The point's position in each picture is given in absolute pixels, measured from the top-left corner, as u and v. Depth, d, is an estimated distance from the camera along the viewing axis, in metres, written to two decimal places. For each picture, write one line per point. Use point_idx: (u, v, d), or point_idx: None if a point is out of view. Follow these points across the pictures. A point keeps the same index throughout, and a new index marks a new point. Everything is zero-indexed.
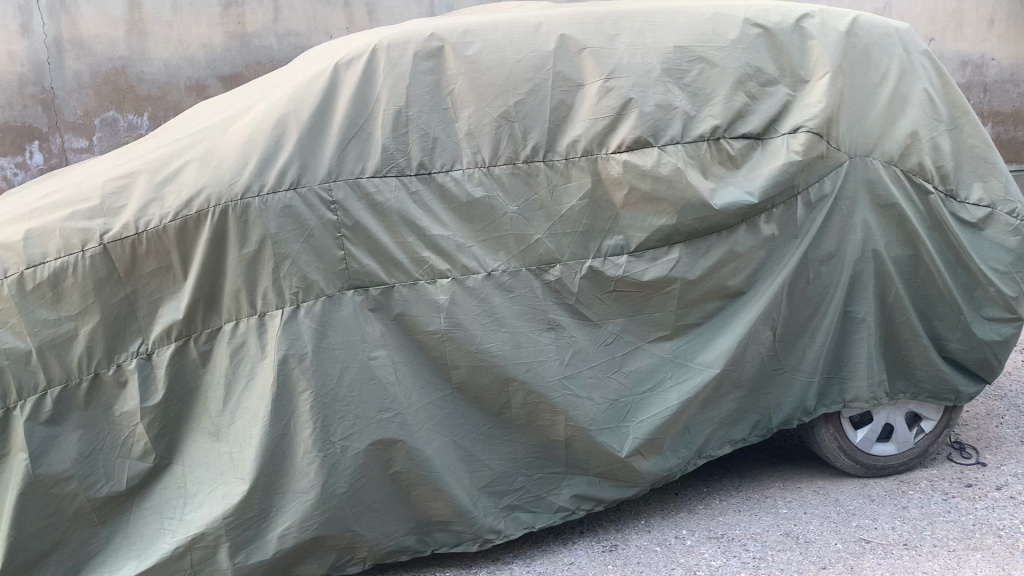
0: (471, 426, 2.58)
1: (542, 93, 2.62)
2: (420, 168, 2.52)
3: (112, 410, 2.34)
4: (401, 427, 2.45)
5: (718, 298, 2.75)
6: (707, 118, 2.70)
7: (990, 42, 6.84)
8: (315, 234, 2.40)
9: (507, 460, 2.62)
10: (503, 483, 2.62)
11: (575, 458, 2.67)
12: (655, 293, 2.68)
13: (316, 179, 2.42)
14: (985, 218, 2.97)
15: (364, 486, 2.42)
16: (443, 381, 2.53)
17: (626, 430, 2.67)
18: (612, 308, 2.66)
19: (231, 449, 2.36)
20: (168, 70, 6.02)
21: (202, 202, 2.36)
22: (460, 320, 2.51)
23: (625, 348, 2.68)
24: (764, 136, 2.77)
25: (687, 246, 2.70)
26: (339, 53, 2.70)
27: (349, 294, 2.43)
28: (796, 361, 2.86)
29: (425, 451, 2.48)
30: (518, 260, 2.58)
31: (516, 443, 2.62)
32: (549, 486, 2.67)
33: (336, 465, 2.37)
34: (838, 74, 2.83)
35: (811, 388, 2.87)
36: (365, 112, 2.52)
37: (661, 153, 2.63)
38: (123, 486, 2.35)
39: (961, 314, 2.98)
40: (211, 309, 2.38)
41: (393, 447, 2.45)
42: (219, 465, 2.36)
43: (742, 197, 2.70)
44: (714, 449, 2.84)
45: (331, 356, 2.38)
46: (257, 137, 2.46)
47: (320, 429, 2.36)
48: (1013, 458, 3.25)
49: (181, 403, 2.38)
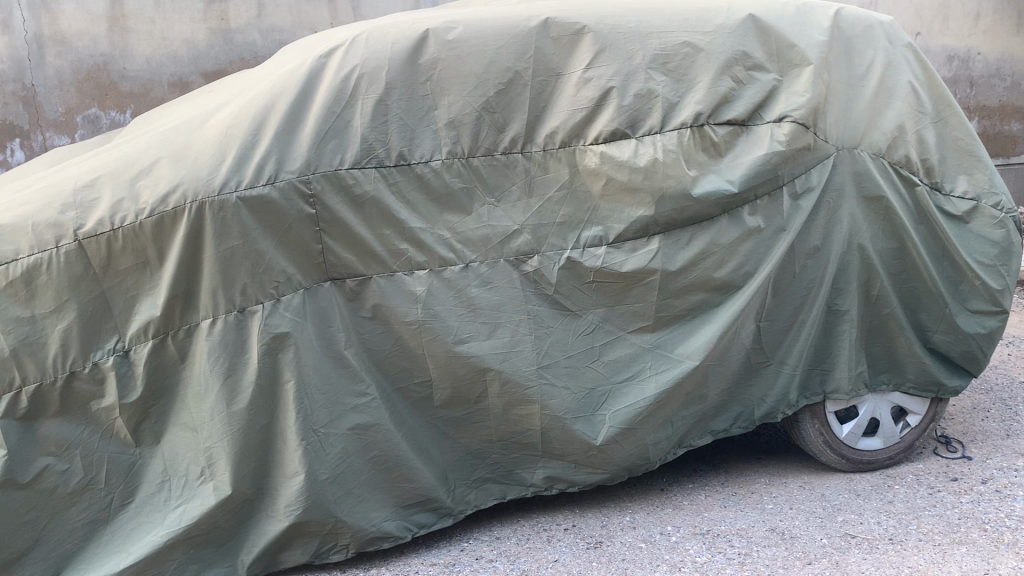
0: (444, 409, 2.59)
1: (521, 82, 2.60)
2: (399, 159, 2.50)
3: (88, 407, 2.31)
4: (377, 410, 2.46)
5: (704, 288, 2.72)
6: (689, 106, 2.68)
7: (976, 36, 6.86)
8: (293, 228, 2.39)
9: (480, 440, 2.64)
10: (474, 459, 2.66)
11: (552, 446, 2.67)
12: (636, 285, 2.66)
13: (295, 172, 2.39)
14: (970, 211, 2.96)
15: (343, 473, 2.42)
16: (419, 370, 2.54)
17: (602, 418, 2.66)
18: (591, 300, 2.65)
19: (210, 446, 2.33)
20: (151, 67, 5.98)
21: (179, 198, 2.32)
22: (437, 312, 2.51)
23: (604, 338, 2.67)
24: (750, 122, 2.75)
25: (668, 237, 2.68)
26: (318, 46, 2.67)
27: (326, 286, 2.43)
28: (780, 355, 2.84)
29: (398, 434, 2.50)
30: (496, 253, 2.57)
31: (490, 428, 2.63)
32: (523, 463, 2.69)
33: (317, 451, 2.38)
34: (822, 65, 2.81)
35: (795, 380, 2.86)
36: (344, 102, 2.50)
37: (639, 144, 2.62)
38: (101, 484, 2.31)
39: (947, 308, 2.96)
40: (189, 305, 2.35)
41: (368, 433, 2.45)
42: (200, 462, 2.33)
43: (720, 185, 2.69)
44: (694, 439, 2.83)
45: (310, 347, 2.38)
46: (234, 129, 2.43)
47: (302, 417, 2.36)
48: (998, 451, 3.25)
49: (159, 400, 2.35)
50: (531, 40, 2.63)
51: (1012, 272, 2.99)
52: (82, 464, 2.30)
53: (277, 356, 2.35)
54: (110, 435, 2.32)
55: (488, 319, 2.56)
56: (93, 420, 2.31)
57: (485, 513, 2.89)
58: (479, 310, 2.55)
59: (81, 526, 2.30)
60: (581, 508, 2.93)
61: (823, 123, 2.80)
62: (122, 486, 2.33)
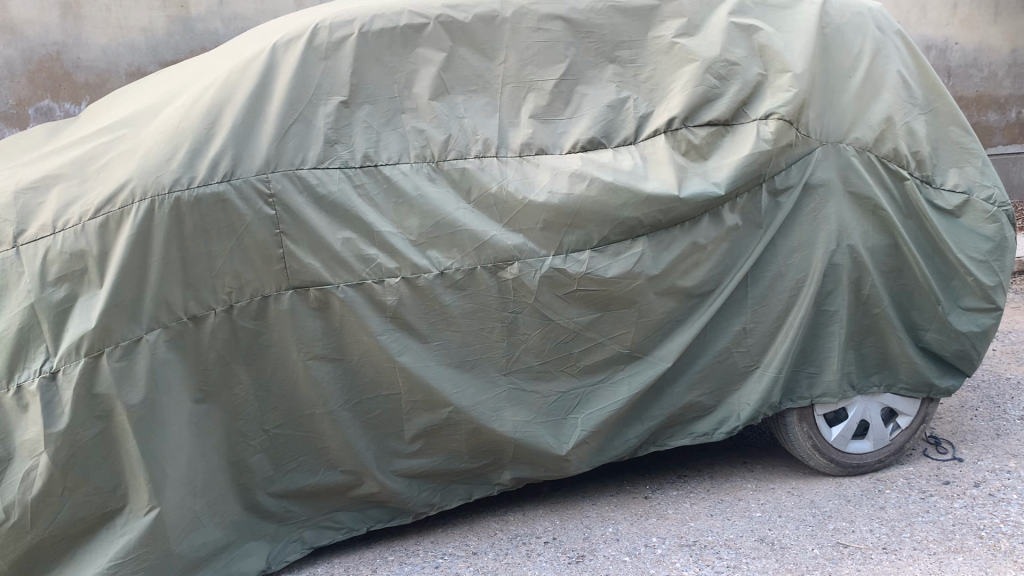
0: (412, 421, 2.43)
1: (487, 91, 2.51)
2: (365, 160, 2.34)
3: (9, 434, 2.07)
4: (336, 420, 2.36)
5: (685, 289, 2.59)
6: (663, 112, 2.59)
7: (953, 25, 6.78)
8: (251, 229, 2.22)
9: (448, 451, 2.50)
10: (444, 470, 2.52)
11: (520, 454, 2.54)
12: (621, 292, 2.51)
13: (252, 169, 2.23)
14: (961, 205, 2.85)
15: (294, 473, 2.37)
16: (389, 383, 2.38)
17: (574, 421, 2.55)
18: (575, 309, 2.49)
19: (151, 468, 2.12)
20: (107, 56, 5.77)
21: (126, 197, 2.15)
22: (408, 320, 2.36)
23: (582, 346, 2.53)
24: (734, 123, 2.64)
25: (651, 239, 2.54)
26: (278, 32, 2.50)
27: (288, 294, 2.26)
28: (763, 355, 2.72)
29: (354, 441, 2.39)
30: (472, 259, 2.40)
31: (454, 437, 2.48)
32: (491, 467, 2.57)
33: (268, 451, 2.33)
34: (813, 59, 2.69)
35: (777, 384, 2.71)
36: (306, 97, 2.34)
37: (616, 153, 2.54)
38: (28, 520, 2.08)
39: (941, 306, 2.85)
40: (128, 320, 2.11)
41: (318, 436, 2.36)
42: (140, 485, 2.12)
43: (706, 187, 2.55)
44: (674, 440, 2.76)
45: (265, 348, 2.27)
46: (187, 124, 2.26)
47: (253, 419, 2.29)
48: (990, 453, 3.15)
49: (91, 427, 2.09)
50: (503, 49, 2.54)
51: (1005, 268, 2.89)
52: (10, 500, 2.06)
53: (230, 366, 2.23)
54: (36, 472, 2.06)
55: (457, 326, 2.41)
56: (17, 450, 2.06)
57: (452, 513, 2.84)
58: (450, 318, 2.39)
59: (11, 558, 2.09)
60: (564, 517, 2.78)
61: (807, 118, 2.67)
62: (49, 522, 2.09)
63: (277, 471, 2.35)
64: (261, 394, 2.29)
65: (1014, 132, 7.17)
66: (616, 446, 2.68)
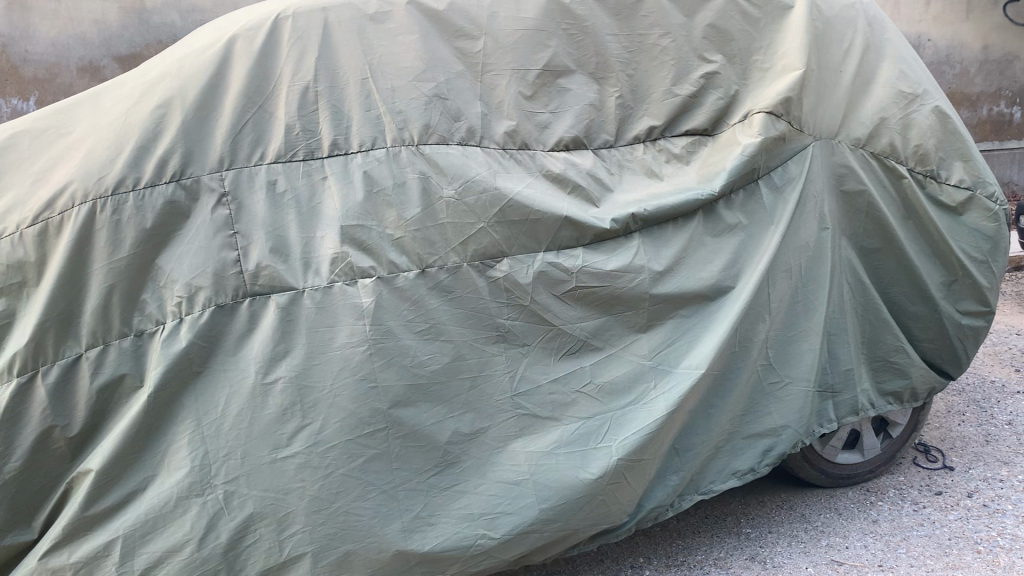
0: (407, 469, 2.08)
1: (468, 75, 2.31)
2: (333, 149, 2.13)
3: None
4: (312, 471, 1.99)
5: (699, 289, 2.40)
6: (642, 118, 2.50)
7: (926, 23, 6.75)
8: (202, 232, 2.01)
9: (461, 518, 2.11)
10: (460, 546, 2.09)
11: (547, 502, 2.16)
12: (624, 290, 2.31)
13: (205, 168, 2.05)
14: (965, 202, 2.75)
15: (251, 547, 1.96)
16: (376, 416, 2.04)
17: (601, 454, 2.22)
18: (573, 311, 2.27)
19: (79, 500, 1.93)
20: (57, 49, 5.64)
21: (66, 201, 1.99)
22: (390, 328, 2.06)
23: (595, 358, 2.30)
24: (713, 132, 2.55)
25: (646, 237, 2.37)
26: (237, 19, 2.32)
27: (246, 303, 2.00)
28: (789, 370, 2.53)
29: (339, 500, 2.01)
30: (457, 256, 2.15)
31: (472, 492, 2.13)
32: (513, 546, 2.14)
33: (219, 515, 1.94)
34: (808, 51, 2.58)
35: (811, 400, 2.55)
36: (265, 90, 2.15)
37: (597, 157, 2.41)
38: None
39: (937, 310, 2.77)
40: (66, 334, 1.95)
41: (289, 494, 1.98)
42: (65, 518, 1.93)
43: (697, 192, 2.42)
44: (713, 483, 2.48)
45: (214, 381, 1.99)
46: (132, 118, 2.08)
47: (197, 469, 1.95)
48: (980, 461, 3.06)
49: (24, 460, 1.92)
50: (480, 37, 2.36)
51: (1000, 269, 2.81)
52: None
53: (180, 406, 1.98)
54: None
55: (448, 338, 2.13)
56: None
57: None
58: (435, 327, 2.11)
59: None
60: (577, 562, 2.54)
61: (800, 113, 2.55)
62: None
63: (228, 543, 1.94)
64: (205, 434, 1.96)
65: (986, 129, 7.15)
66: (656, 497, 2.38)
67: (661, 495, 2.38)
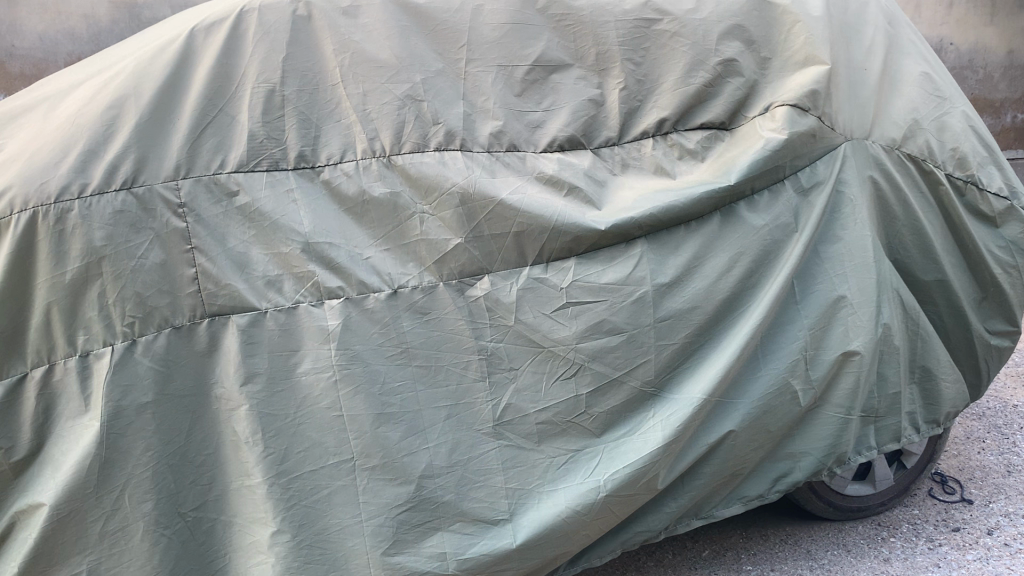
0: (376, 507, 1.87)
1: (448, 73, 2.14)
2: (300, 161, 1.97)
3: None
4: (275, 502, 1.82)
5: (713, 302, 2.15)
6: (652, 111, 2.28)
7: (949, 25, 6.52)
8: (161, 245, 1.85)
9: (433, 560, 1.89)
10: None
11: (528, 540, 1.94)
12: (624, 304, 2.06)
13: (160, 176, 1.88)
14: (1004, 212, 2.53)
15: None
16: (341, 449, 1.87)
17: (598, 485, 2.00)
18: (570, 332, 2.02)
19: (31, 533, 1.76)
20: (44, 44, 5.56)
21: (7, 206, 1.82)
22: (358, 352, 1.89)
23: (596, 385, 2.04)
24: (731, 125, 2.33)
25: (654, 238, 2.14)
26: (201, 11, 2.15)
27: (204, 324, 1.85)
28: (827, 395, 2.28)
29: (302, 536, 1.83)
30: (433, 274, 1.98)
31: (447, 530, 1.92)
32: None
33: (188, 544, 1.81)
34: (830, 44, 2.39)
35: (849, 430, 2.31)
36: (227, 90, 1.99)
37: (597, 158, 2.20)
38: None
39: (969, 328, 2.57)
40: (9, 353, 1.80)
41: (255, 524, 1.84)
42: (18, 550, 1.76)
43: (708, 186, 2.17)
44: (716, 509, 2.26)
45: (177, 404, 1.82)
46: (84, 118, 1.92)
47: (163, 499, 1.79)
48: (1001, 494, 2.86)
49: None
50: (465, 32, 2.18)
51: None
52: None
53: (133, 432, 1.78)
54: None
55: (424, 364, 1.95)
56: None
57: None
58: (411, 353, 1.94)
59: None
60: None
61: (830, 107, 2.34)
62: None
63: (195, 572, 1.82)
64: (168, 464, 1.80)
65: (1008, 137, 6.93)
66: (649, 521, 2.18)
67: (659, 522, 2.18)
